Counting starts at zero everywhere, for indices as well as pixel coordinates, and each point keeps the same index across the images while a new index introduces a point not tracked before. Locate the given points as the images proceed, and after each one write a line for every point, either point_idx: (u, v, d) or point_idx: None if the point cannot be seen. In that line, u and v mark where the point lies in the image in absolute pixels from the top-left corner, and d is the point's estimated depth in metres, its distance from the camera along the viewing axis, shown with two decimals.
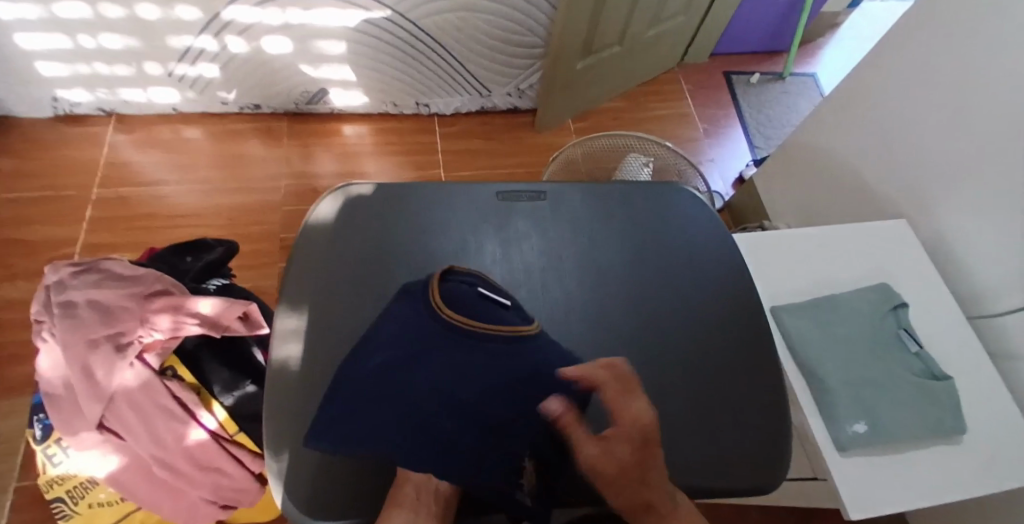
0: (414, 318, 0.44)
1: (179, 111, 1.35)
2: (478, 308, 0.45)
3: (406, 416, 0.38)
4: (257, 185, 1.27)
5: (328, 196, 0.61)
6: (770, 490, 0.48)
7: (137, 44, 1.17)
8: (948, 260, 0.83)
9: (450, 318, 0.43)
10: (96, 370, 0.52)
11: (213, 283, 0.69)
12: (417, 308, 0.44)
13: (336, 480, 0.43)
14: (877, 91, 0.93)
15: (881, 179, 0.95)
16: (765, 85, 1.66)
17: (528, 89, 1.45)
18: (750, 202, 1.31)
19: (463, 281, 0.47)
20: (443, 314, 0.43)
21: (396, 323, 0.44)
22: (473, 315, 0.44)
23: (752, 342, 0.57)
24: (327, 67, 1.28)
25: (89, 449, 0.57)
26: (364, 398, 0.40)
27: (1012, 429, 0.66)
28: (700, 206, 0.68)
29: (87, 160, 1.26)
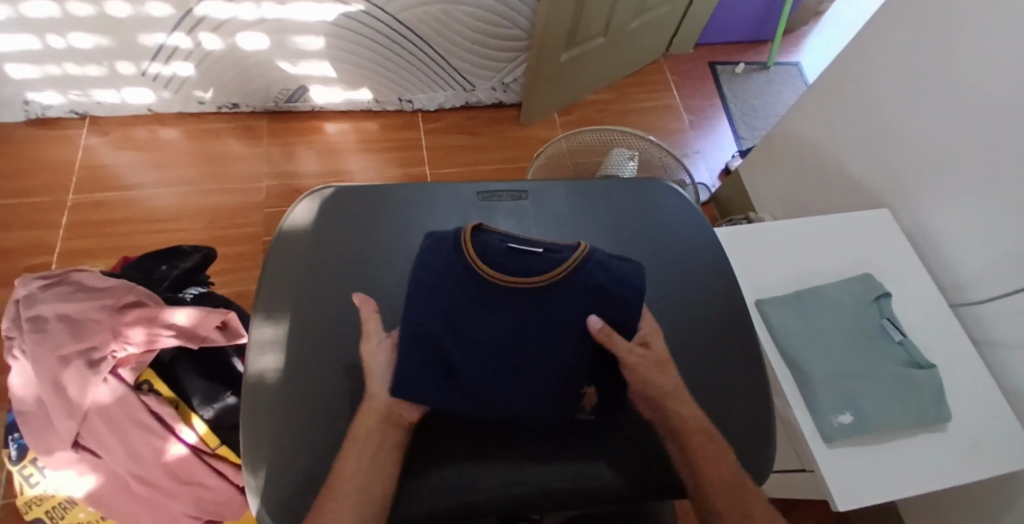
0: (442, 277, 0.44)
1: (155, 112, 1.31)
2: (506, 259, 0.44)
3: (462, 381, 0.42)
4: (238, 186, 1.25)
5: (304, 199, 0.59)
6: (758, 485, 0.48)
7: (108, 43, 1.14)
8: (929, 248, 0.84)
9: (485, 271, 0.43)
10: (68, 386, 0.51)
11: (189, 292, 0.68)
12: (449, 257, 0.45)
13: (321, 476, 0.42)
14: (859, 81, 0.93)
15: (864, 169, 0.95)
16: (750, 75, 1.66)
17: (513, 83, 1.43)
18: (737, 194, 1.31)
19: (495, 237, 0.46)
20: (478, 268, 0.44)
21: (428, 276, 0.45)
22: (500, 264, 0.44)
23: (737, 337, 0.57)
24: (307, 64, 1.25)
25: (64, 469, 0.55)
26: (419, 371, 0.42)
27: (992, 415, 0.67)
28: (683, 202, 0.67)
29: (60, 164, 1.22)
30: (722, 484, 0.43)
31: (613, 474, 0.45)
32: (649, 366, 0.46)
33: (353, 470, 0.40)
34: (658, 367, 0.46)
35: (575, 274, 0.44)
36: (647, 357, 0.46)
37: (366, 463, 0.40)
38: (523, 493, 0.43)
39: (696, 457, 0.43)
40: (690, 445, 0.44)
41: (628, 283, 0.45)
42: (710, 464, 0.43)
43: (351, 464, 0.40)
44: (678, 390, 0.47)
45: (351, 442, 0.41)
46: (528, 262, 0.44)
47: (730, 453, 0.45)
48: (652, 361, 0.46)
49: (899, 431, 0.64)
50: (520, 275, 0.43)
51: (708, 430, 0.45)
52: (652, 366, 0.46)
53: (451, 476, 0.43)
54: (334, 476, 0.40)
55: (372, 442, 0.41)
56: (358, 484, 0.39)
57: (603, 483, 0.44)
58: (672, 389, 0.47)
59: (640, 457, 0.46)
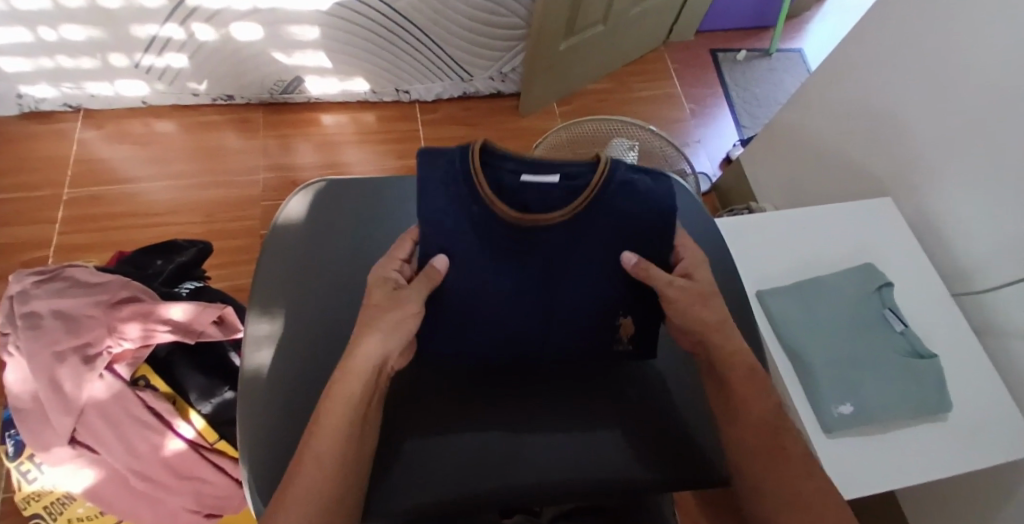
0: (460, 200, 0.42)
1: (149, 104, 1.30)
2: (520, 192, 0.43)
3: (502, 329, 0.48)
4: (234, 179, 1.24)
5: (299, 192, 0.59)
6: None
7: (100, 35, 1.12)
8: (932, 238, 0.83)
9: (502, 211, 0.43)
10: (65, 382, 0.51)
11: (185, 286, 0.68)
12: (459, 194, 0.42)
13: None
14: (862, 68, 0.92)
15: (867, 157, 0.93)
16: (751, 62, 1.64)
17: (511, 72, 1.41)
18: (737, 184, 1.30)
19: (505, 166, 0.43)
20: (495, 208, 0.42)
21: (450, 199, 0.42)
22: (517, 201, 0.43)
23: (738, 329, 0.56)
24: (302, 54, 1.24)
25: (62, 465, 0.55)
26: (476, 324, 0.48)
27: (994, 405, 0.66)
28: (685, 194, 0.66)
29: (55, 158, 1.21)
30: (759, 422, 0.41)
31: (632, 458, 0.46)
32: (688, 296, 0.46)
33: (331, 413, 0.37)
34: (698, 299, 0.46)
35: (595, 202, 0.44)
36: (687, 289, 0.46)
37: (353, 409, 0.38)
38: (536, 475, 0.44)
39: (741, 393, 0.43)
40: (736, 384, 0.43)
41: (653, 203, 0.45)
42: (749, 400, 0.42)
43: (337, 409, 0.38)
44: (723, 323, 0.46)
45: (337, 388, 0.39)
46: (543, 196, 0.43)
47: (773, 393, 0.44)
48: (694, 291, 0.46)
49: (897, 421, 0.64)
50: (534, 212, 0.44)
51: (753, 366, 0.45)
52: (691, 293, 0.46)
53: (445, 462, 0.45)
54: (315, 419, 0.38)
55: (356, 387, 0.39)
56: (344, 425, 0.37)
57: (614, 467, 0.45)
58: (718, 323, 0.46)
59: (672, 443, 0.47)
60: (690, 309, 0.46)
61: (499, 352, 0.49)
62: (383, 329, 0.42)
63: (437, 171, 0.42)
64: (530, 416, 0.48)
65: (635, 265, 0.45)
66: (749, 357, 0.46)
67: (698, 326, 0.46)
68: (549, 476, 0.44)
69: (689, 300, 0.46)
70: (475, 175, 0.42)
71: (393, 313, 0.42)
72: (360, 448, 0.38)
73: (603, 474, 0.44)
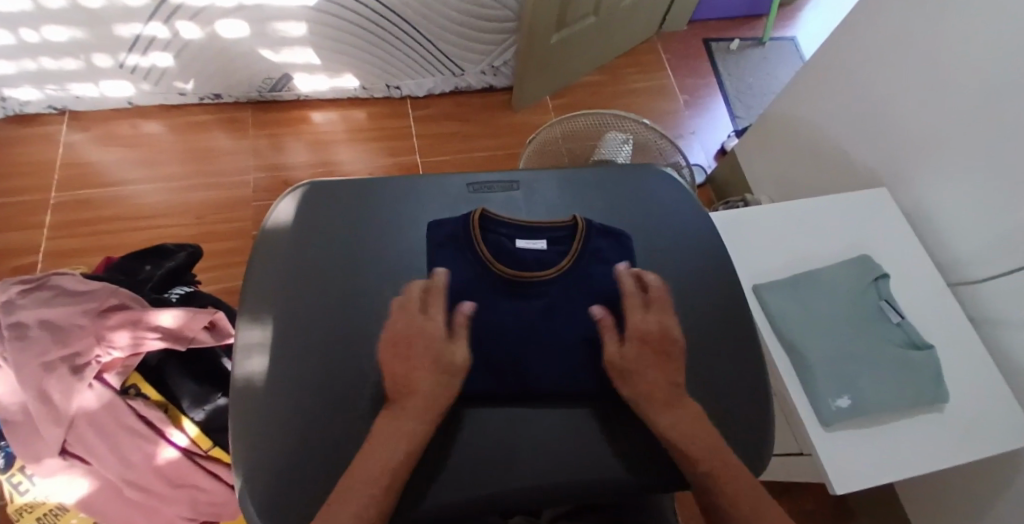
0: (464, 262, 0.52)
1: (136, 105, 1.28)
2: (517, 252, 0.53)
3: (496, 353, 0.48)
4: (225, 180, 1.22)
5: (287, 196, 0.58)
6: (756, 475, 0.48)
7: (83, 35, 1.10)
8: (927, 228, 0.83)
9: (500, 269, 0.51)
10: (54, 395, 0.50)
11: (175, 291, 0.67)
12: (466, 256, 0.52)
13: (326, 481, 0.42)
14: (855, 58, 0.91)
15: (861, 148, 0.93)
16: (744, 52, 1.63)
17: (503, 66, 1.40)
18: (732, 175, 1.29)
19: (501, 234, 0.54)
20: (495, 267, 0.51)
21: (453, 253, 0.52)
22: (513, 262, 0.52)
23: (734, 326, 0.56)
24: (290, 51, 1.22)
25: (55, 476, 0.54)
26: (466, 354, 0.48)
27: (990, 395, 0.66)
28: (679, 189, 0.65)
29: (42, 162, 1.19)
30: (706, 475, 0.40)
31: (636, 456, 0.46)
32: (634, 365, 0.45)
33: (371, 466, 0.37)
34: (648, 362, 0.46)
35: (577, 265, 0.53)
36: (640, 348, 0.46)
37: (383, 470, 0.37)
38: (546, 478, 0.44)
39: (686, 446, 0.41)
40: (685, 436, 0.42)
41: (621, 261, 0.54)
42: (696, 453, 0.41)
43: (360, 471, 0.37)
44: (660, 385, 0.44)
45: (367, 450, 0.39)
46: (532, 257, 0.53)
47: (722, 442, 0.42)
48: (654, 342, 0.47)
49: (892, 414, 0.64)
50: (531, 267, 0.52)
51: (698, 419, 0.43)
52: (639, 357, 0.46)
53: (448, 487, 0.43)
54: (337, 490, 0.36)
55: (387, 448, 0.38)
56: (369, 490, 0.36)
57: (611, 475, 0.45)
58: (663, 395, 0.44)
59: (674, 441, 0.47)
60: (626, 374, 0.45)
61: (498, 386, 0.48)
62: (419, 394, 0.42)
63: (443, 242, 0.53)
64: (539, 416, 0.48)
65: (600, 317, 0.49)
66: (685, 412, 0.43)
67: (631, 394, 0.45)
68: (558, 479, 0.44)
69: (619, 371, 0.45)
70: (475, 242, 0.52)
71: (414, 391, 0.42)
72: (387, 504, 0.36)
73: (595, 478, 0.44)
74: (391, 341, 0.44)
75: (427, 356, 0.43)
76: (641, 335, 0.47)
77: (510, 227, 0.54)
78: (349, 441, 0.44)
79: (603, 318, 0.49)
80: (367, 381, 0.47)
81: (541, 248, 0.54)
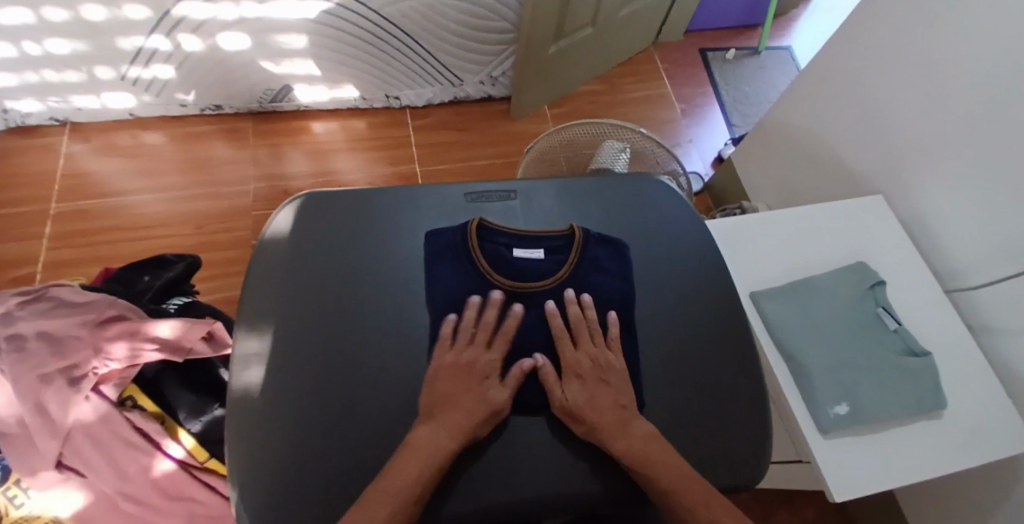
0: (461, 271, 0.53)
1: (137, 116, 1.29)
2: (513, 262, 0.54)
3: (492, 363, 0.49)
4: (225, 190, 1.23)
5: (284, 206, 0.58)
6: (756, 482, 0.47)
7: (85, 47, 1.11)
8: (924, 235, 0.83)
9: (496, 280, 0.53)
10: (50, 406, 0.50)
11: (173, 302, 0.67)
12: (462, 267, 0.53)
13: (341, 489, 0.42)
14: (850, 67, 0.92)
15: (857, 155, 0.94)
16: (741, 61, 1.64)
17: (501, 76, 1.41)
18: (729, 183, 1.30)
19: (499, 244, 0.54)
20: (491, 277, 0.53)
21: (450, 262, 0.53)
22: (509, 272, 0.53)
23: (732, 334, 0.56)
24: (290, 63, 1.23)
25: (51, 489, 0.53)
26: None
27: (990, 402, 0.66)
28: (675, 198, 0.66)
29: (42, 173, 1.20)
30: (665, 491, 0.41)
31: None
32: (580, 400, 0.46)
33: (398, 481, 0.39)
34: (592, 394, 0.47)
35: (573, 274, 0.55)
36: (582, 383, 0.48)
37: (413, 485, 0.39)
38: (550, 486, 0.44)
39: (644, 467, 0.42)
40: (642, 456, 0.43)
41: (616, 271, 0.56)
42: (655, 472, 0.42)
43: (388, 487, 0.38)
44: (609, 412, 0.46)
45: (399, 463, 0.40)
46: (529, 268, 0.54)
47: (676, 456, 0.44)
48: (592, 373, 0.49)
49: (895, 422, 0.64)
50: (528, 276, 0.54)
51: (651, 439, 0.44)
52: (584, 392, 0.47)
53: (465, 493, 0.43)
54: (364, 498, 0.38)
55: (420, 461, 0.40)
56: (394, 504, 0.37)
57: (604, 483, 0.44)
58: (613, 420, 0.45)
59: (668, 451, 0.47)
60: (581, 411, 0.45)
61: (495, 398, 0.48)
62: (461, 411, 0.44)
63: (440, 252, 0.54)
64: (548, 422, 0.47)
65: (524, 368, 0.48)
66: (642, 436, 0.44)
67: (590, 430, 0.45)
68: (560, 488, 0.44)
69: (567, 410, 0.46)
70: (472, 251, 0.53)
71: (457, 409, 0.44)
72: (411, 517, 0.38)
73: (588, 488, 0.44)
74: (450, 365, 0.47)
75: (478, 382, 0.47)
76: (576, 371, 0.49)
77: (507, 236, 0.55)
78: (351, 449, 0.44)
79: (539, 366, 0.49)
80: (368, 389, 0.47)
81: (540, 255, 0.55)
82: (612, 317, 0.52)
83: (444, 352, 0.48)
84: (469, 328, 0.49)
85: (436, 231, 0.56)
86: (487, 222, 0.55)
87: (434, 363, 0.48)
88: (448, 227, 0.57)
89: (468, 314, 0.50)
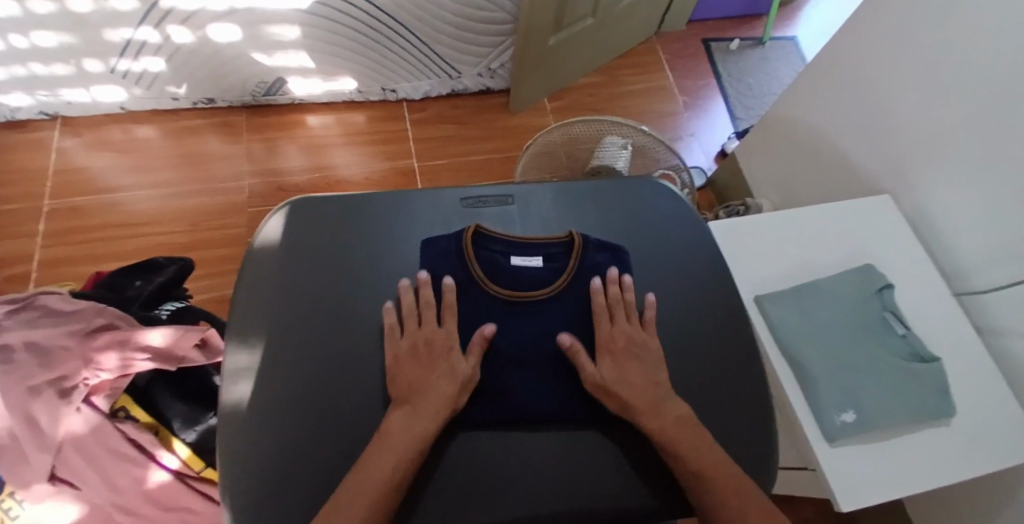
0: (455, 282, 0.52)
1: (128, 110, 1.26)
2: (512, 271, 0.53)
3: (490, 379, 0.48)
4: (219, 185, 1.21)
5: (274, 214, 0.56)
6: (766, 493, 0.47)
7: (73, 40, 1.08)
8: (930, 235, 0.81)
9: (494, 290, 0.51)
10: (40, 419, 0.49)
11: (165, 308, 0.66)
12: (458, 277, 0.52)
13: (303, 502, 0.41)
14: (857, 60, 0.89)
15: (862, 153, 0.92)
16: (744, 51, 1.61)
17: (500, 68, 1.38)
18: (732, 178, 1.28)
19: (495, 251, 0.53)
20: (489, 287, 0.51)
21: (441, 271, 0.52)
22: (507, 282, 0.52)
23: (735, 342, 0.54)
24: (284, 55, 1.20)
25: (45, 501, 0.52)
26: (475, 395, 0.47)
27: (996, 407, 0.65)
28: (677, 201, 0.64)
29: (33, 169, 1.18)
30: (695, 476, 0.41)
31: (628, 481, 0.44)
32: (613, 378, 0.46)
33: (367, 484, 0.38)
34: (626, 369, 0.47)
35: (573, 281, 0.53)
36: (614, 360, 0.48)
37: (381, 487, 0.38)
38: (550, 502, 0.43)
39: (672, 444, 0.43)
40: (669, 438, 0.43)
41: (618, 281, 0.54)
42: (684, 453, 0.42)
43: (356, 489, 0.38)
44: (646, 390, 0.46)
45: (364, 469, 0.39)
46: (529, 277, 0.53)
47: (707, 438, 0.44)
48: (624, 349, 0.49)
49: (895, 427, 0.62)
50: (525, 285, 0.52)
51: (684, 420, 0.45)
52: (615, 369, 0.47)
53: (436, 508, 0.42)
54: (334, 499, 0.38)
55: (391, 456, 0.40)
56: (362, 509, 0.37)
57: (608, 499, 0.44)
58: (646, 401, 0.45)
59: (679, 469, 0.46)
60: (615, 388, 0.46)
61: (499, 415, 0.46)
62: (432, 393, 0.44)
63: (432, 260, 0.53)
64: (550, 436, 0.47)
65: (484, 334, 0.48)
66: (689, 432, 0.44)
67: (623, 407, 0.45)
68: (558, 502, 0.43)
69: (600, 386, 0.46)
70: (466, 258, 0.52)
71: (425, 395, 0.44)
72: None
73: (594, 507, 0.43)
74: (405, 348, 0.47)
75: (439, 359, 0.47)
76: (609, 348, 0.49)
77: (500, 241, 0.53)
78: (328, 466, 0.43)
79: (572, 344, 0.49)
80: (353, 404, 0.46)
81: (541, 262, 0.54)
82: (650, 298, 0.53)
83: (395, 340, 0.48)
84: (412, 311, 0.50)
85: (432, 239, 0.54)
86: (483, 228, 0.54)
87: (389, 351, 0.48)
88: (443, 234, 0.56)
89: (405, 300, 0.50)
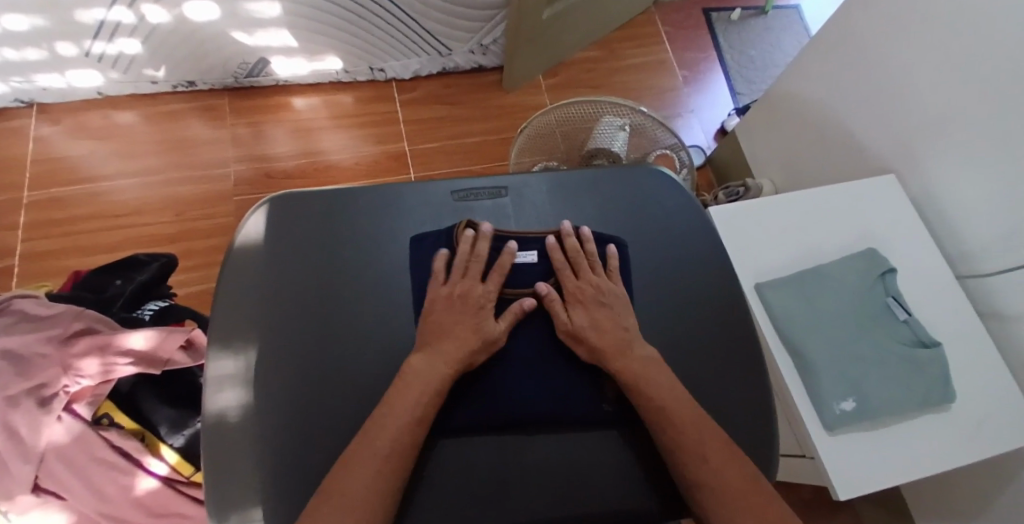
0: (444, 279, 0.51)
1: (106, 95, 1.21)
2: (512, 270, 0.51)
3: (483, 382, 0.46)
4: (205, 173, 1.17)
5: (255, 211, 0.54)
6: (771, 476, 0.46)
7: (45, 23, 1.03)
8: (936, 217, 0.79)
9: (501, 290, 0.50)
10: (20, 430, 0.47)
11: (148, 309, 0.65)
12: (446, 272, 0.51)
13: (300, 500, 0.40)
14: (866, 32, 0.85)
15: (869, 132, 0.88)
16: (747, 22, 1.55)
17: (492, 44, 1.32)
18: (734, 156, 1.24)
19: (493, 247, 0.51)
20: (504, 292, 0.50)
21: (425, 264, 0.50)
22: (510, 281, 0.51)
23: (737, 336, 0.53)
24: (265, 33, 1.14)
25: (30, 512, 0.50)
26: (473, 401, 0.45)
27: (999, 394, 0.64)
28: (677, 190, 0.61)
29: (11, 159, 1.14)
30: (694, 449, 0.38)
31: (630, 481, 0.43)
32: (584, 325, 0.47)
33: (374, 453, 0.37)
34: (593, 315, 0.48)
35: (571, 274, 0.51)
36: (584, 308, 0.48)
37: (391, 449, 0.37)
38: (546, 505, 0.42)
39: (643, 390, 0.42)
40: (642, 387, 0.43)
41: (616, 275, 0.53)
42: (687, 431, 0.39)
43: (354, 466, 0.36)
44: (612, 335, 0.46)
45: (354, 458, 0.37)
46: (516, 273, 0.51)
47: (708, 421, 0.41)
48: (592, 298, 0.49)
49: (882, 418, 0.61)
50: (517, 287, 0.50)
51: (652, 363, 0.45)
52: (586, 317, 0.47)
53: (434, 508, 0.41)
54: (345, 460, 0.37)
55: (387, 442, 0.38)
56: (371, 476, 0.36)
57: (605, 501, 0.42)
58: (613, 343, 0.46)
59: None
60: (584, 334, 0.46)
61: (493, 419, 0.45)
62: (451, 342, 0.44)
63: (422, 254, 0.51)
64: (547, 438, 0.45)
65: (523, 307, 0.48)
66: (684, 402, 0.42)
67: (592, 355, 0.46)
68: (555, 504, 0.42)
69: (572, 335, 0.47)
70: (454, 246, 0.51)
71: (451, 339, 0.44)
72: (391, 499, 0.36)
73: (592, 509, 0.42)
74: (446, 296, 0.47)
75: (473, 312, 0.46)
76: (578, 298, 0.49)
77: (500, 238, 0.52)
78: (319, 471, 0.41)
79: (548, 292, 0.49)
80: (344, 412, 0.44)
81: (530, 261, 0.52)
82: (611, 249, 0.53)
83: (439, 285, 0.48)
84: (464, 260, 0.49)
85: (422, 235, 0.52)
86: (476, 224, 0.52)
87: (430, 295, 0.48)
88: (432, 231, 0.53)
89: (460, 249, 0.49)
